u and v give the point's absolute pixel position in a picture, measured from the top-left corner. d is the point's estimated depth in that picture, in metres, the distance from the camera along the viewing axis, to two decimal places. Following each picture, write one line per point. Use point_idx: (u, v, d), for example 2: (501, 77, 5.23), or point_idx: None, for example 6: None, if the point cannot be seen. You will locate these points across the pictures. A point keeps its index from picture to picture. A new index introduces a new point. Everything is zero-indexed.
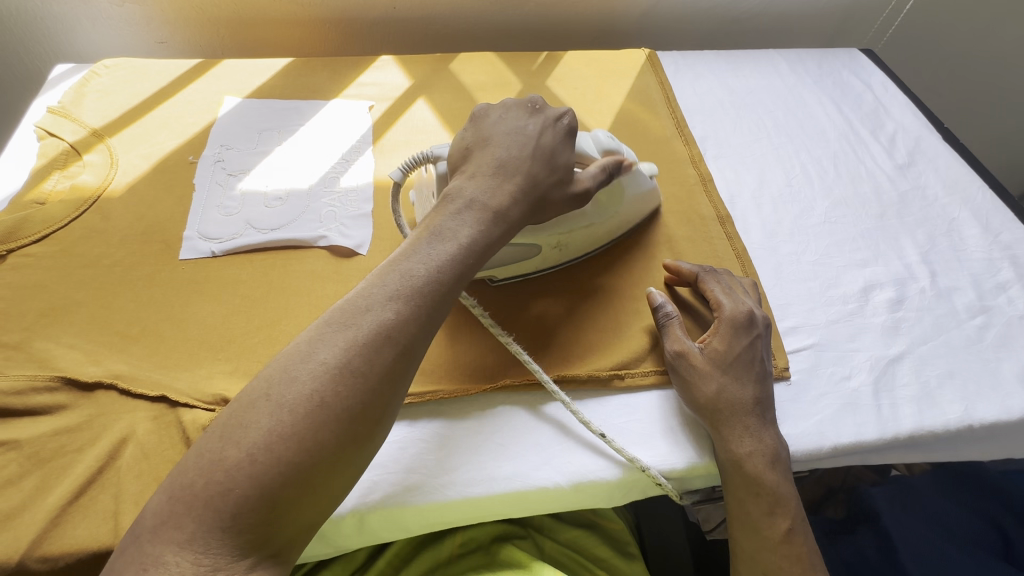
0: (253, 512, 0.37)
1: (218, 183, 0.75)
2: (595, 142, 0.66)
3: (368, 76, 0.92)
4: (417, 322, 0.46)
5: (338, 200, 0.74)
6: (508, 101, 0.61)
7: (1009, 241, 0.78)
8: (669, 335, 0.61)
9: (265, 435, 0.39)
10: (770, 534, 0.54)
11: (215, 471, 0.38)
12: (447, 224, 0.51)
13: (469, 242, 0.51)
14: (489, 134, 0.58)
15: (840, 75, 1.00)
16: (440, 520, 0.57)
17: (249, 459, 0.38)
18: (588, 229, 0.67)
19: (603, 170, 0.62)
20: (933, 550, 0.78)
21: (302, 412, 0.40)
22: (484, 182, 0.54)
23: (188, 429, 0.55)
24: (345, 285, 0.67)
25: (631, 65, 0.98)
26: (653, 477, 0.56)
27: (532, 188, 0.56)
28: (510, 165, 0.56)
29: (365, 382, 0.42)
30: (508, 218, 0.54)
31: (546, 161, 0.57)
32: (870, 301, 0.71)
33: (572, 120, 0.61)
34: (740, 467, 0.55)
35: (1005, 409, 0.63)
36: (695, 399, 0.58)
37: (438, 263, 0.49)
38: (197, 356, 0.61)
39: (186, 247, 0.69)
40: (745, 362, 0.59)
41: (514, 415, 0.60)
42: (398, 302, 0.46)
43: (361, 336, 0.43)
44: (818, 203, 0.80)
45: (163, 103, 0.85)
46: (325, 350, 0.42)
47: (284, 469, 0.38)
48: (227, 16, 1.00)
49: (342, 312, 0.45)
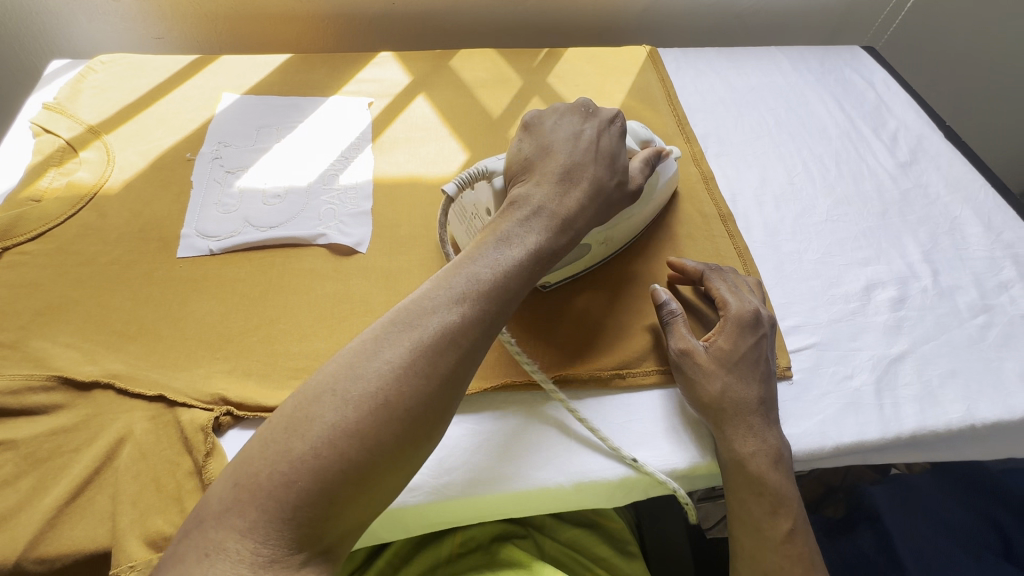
0: (314, 506, 0.37)
1: (216, 181, 0.75)
2: (633, 136, 0.67)
3: (368, 72, 0.91)
4: (481, 324, 0.45)
5: (338, 197, 0.74)
6: (567, 106, 0.61)
7: (1011, 239, 0.78)
8: (674, 333, 0.61)
9: (330, 431, 0.38)
10: (772, 535, 0.54)
11: (281, 464, 0.37)
12: (515, 229, 0.51)
13: (535, 248, 0.50)
14: (549, 142, 0.57)
15: (841, 72, 0.99)
16: (441, 519, 0.57)
17: (314, 454, 0.38)
18: (630, 220, 0.67)
19: (646, 163, 0.63)
20: (938, 554, 0.78)
21: (367, 411, 0.39)
22: (551, 188, 0.54)
23: (186, 429, 0.54)
24: (345, 283, 0.66)
25: (633, 62, 0.97)
26: (657, 479, 0.56)
27: (598, 193, 0.56)
28: (576, 173, 0.55)
29: (430, 385, 0.42)
30: (575, 226, 0.53)
31: (609, 167, 0.57)
32: (871, 300, 0.70)
33: (623, 123, 0.61)
34: (742, 467, 0.55)
35: (1008, 408, 0.63)
36: (698, 397, 0.57)
37: (504, 268, 0.48)
38: (195, 355, 0.60)
39: (184, 245, 0.68)
40: (750, 361, 0.59)
41: (516, 415, 0.59)
42: (463, 305, 0.45)
43: (428, 338, 0.43)
44: (820, 201, 0.80)
45: (161, 100, 0.84)
46: (390, 350, 0.42)
47: (347, 467, 0.38)
48: (224, 11, 0.99)
49: (408, 311, 0.44)
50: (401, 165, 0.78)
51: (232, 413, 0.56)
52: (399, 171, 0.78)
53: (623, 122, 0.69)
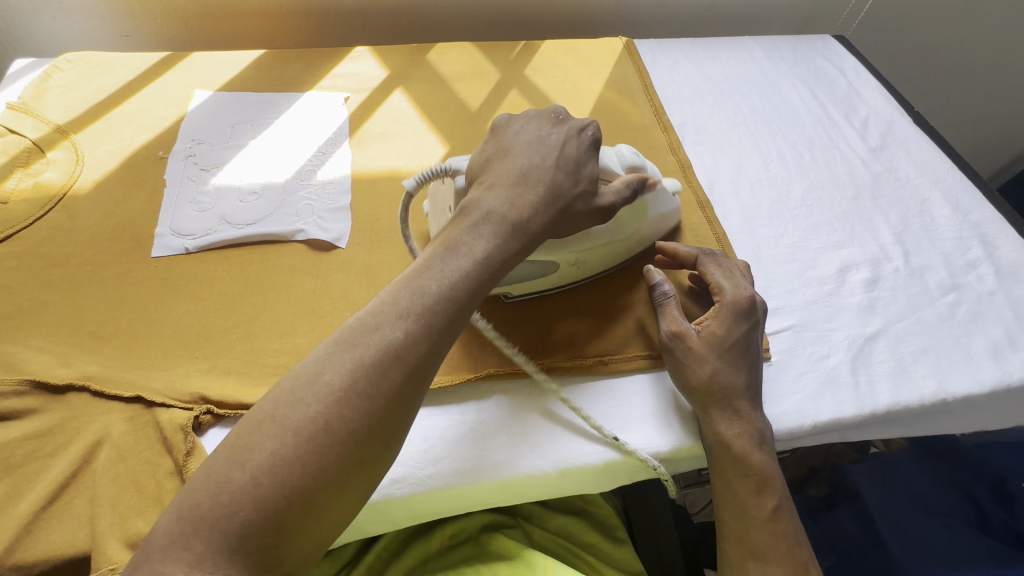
0: (258, 535, 0.37)
1: (190, 178, 0.73)
2: (619, 159, 0.64)
3: (344, 68, 0.90)
4: (427, 340, 0.45)
5: (316, 193, 0.73)
6: (533, 112, 0.61)
7: (978, 219, 0.80)
8: (665, 316, 0.61)
9: (270, 458, 0.38)
10: (757, 514, 0.55)
11: (222, 494, 0.37)
12: (464, 238, 0.51)
13: (484, 257, 0.50)
14: (510, 144, 0.58)
15: (813, 60, 1.01)
16: (428, 511, 0.57)
17: (255, 482, 0.38)
18: (608, 247, 0.65)
19: (628, 186, 0.60)
20: (909, 522, 0.80)
21: (306, 436, 0.39)
22: (505, 194, 0.53)
23: (165, 429, 0.54)
24: (324, 278, 0.66)
25: (609, 53, 0.98)
26: (646, 462, 0.57)
27: (555, 198, 0.54)
28: (532, 176, 0.55)
29: (373, 405, 0.41)
30: (528, 232, 0.53)
31: (571, 172, 0.56)
32: (846, 282, 0.72)
33: (597, 131, 0.59)
34: (726, 449, 0.56)
35: (977, 382, 0.65)
36: (688, 381, 0.58)
37: (451, 280, 0.48)
38: (173, 355, 0.59)
39: (158, 244, 0.67)
40: (742, 347, 0.59)
41: (500, 405, 0.59)
42: (407, 321, 0.45)
43: (369, 357, 0.42)
44: (795, 186, 0.82)
45: (131, 98, 0.83)
46: (331, 371, 0.42)
47: (289, 494, 0.38)
48: (195, 8, 0.98)
49: (352, 329, 0.44)
50: (379, 159, 0.78)
51: (213, 412, 0.55)
52: (377, 166, 0.77)
53: (614, 147, 0.66)
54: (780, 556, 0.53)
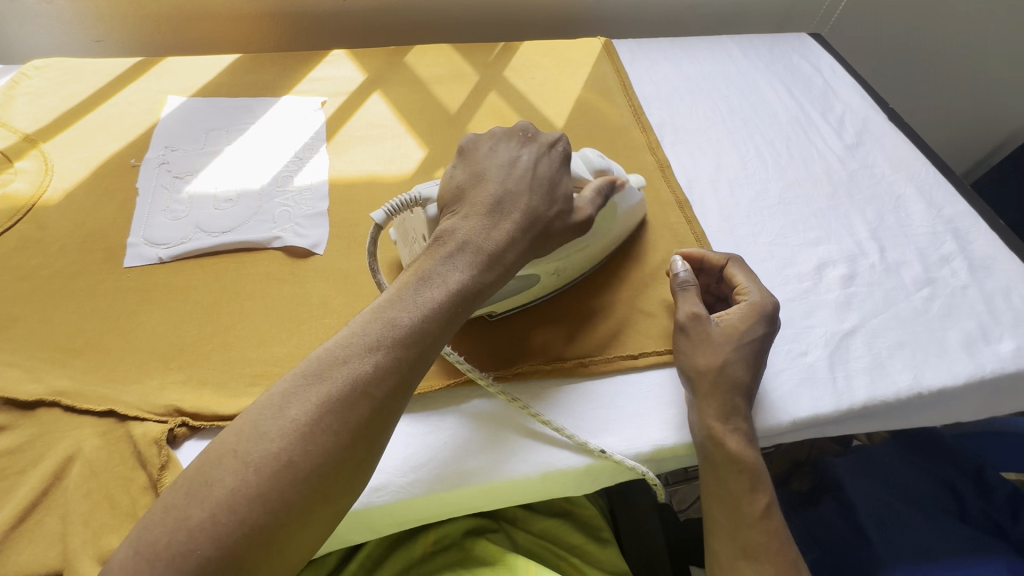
0: (215, 573, 0.37)
1: (164, 187, 0.72)
2: (585, 163, 0.66)
3: (320, 71, 0.89)
4: (395, 373, 0.45)
5: (293, 199, 0.72)
6: (499, 132, 0.61)
7: (952, 214, 0.81)
8: (685, 299, 0.63)
9: (230, 494, 0.39)
10: (750, 511, 0.55)
11: (179, 531, 0.38)
12: (438, 268, 0.51)
13: (458, 288, 0.50)
14: (482, 168, 0.57)
15: (790, 58, 1.02)
16: (410, 518, 0.56)
17: (212, 520, 0.38)
18: (583, 252, 0.65)
19: (598, 194, 0.62)
20: (894, 516, 0.80)
21: (269, 473, 0.40)
22: (478, 222, 0.53)
23: (139, 443, 0.53)
24: (302, 286, 0.65)
25: (588, 54, 0.98)
26: (620, 462, 0.57)
27: (531, 225, 0.55)
28: (507, 204, 0.55)
29: (339, 441, 0.42)
30: (503, 262, 0.53)
31: (547, 193, 0.57)
32: (823, 278, 0.73)
33: (566, 146, 0.61)
34: (721, 446, 0.56)
35: (951, 375, 0.66)
36: (697, 364, 0.59)
37: (422, 312, 0.48)
38: (146, 367, 0.58)
39: (131, 253, 0.66)
40: (757, 346, 0.60)
41: (480, 409, 0.59)
42: (377, 354, 0.45)
43: (336, 392, 0.43)
44: (773, 184, 0.82)
45: (102, 105, 0.81)
46: (297, 406, 0.42)
47: (250, 531, 0.39)
48: (168, 12, 0.96)
49: (320, 363, 0.44)
50: (357, 163, 0.77)
51: (188, 424, 0.54)
52: (354, 171, 0.76)
53: (579, 151, 0.68)
54: (772, 554, 0.54)
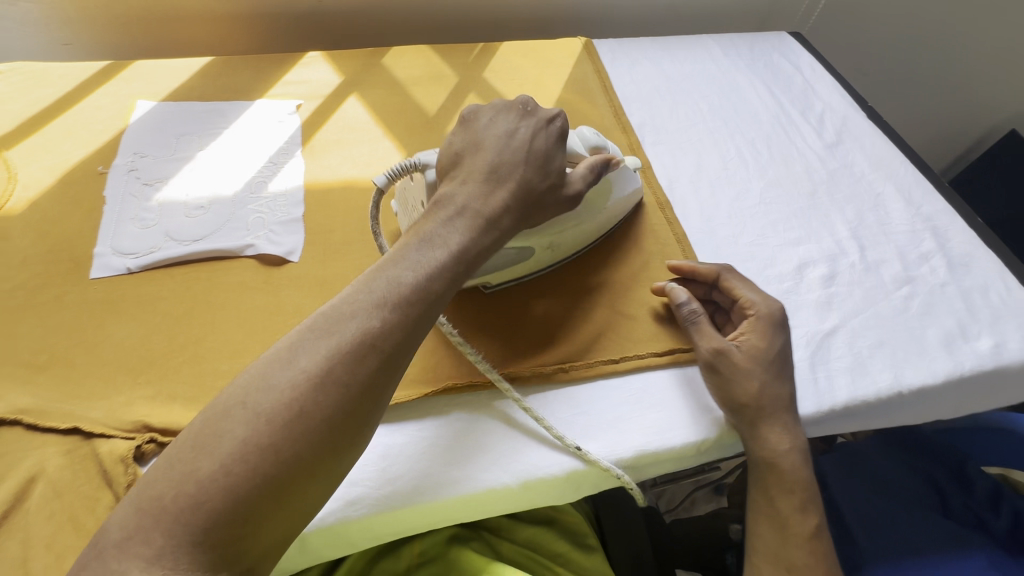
0: (228, 525, 0.37)
1: (132, 194, 0.70)
2: (582, 140, 0.66)
3: (295, 74, 0.87)
4: (403, 327, 0.45)
5: (267, 205, 0.71)
6: (500, 104, 0.60)
7: (930, 212, 0.81)
8: (701, 334, 0.60)
9: (241, 446, 0.38)
10: (798, 532, 0.56)
11: (188, 484, 0.37)
12: (437, 230, 0.50)
13: (459, 248, 0.50)
14: (481, 136, 0.57)
15: (770, 57, 1.02)
16: (388, 531, 0.55)
17: (223, 471, 0.37)
18: (578, 227, 0.66)
19: (591, 170, 0.62)
20: (878, 513, 0.80)
21: (280, 423, 0.39)
22: (476, 186, 0.53)
23: (105, 461, 0.51)
24: (276, 295, 0.64)
25: (568, 54, 0.97)
26: (605, 469, 0.56)
27: (526, 195, 0.55)
28: (502, 170, 0.55)
29: (348, 392, 0.42)
30: (500, 226, 0.53)
31: (542, 166, 0.57)
32: (804, 278, 0.73)
33: (563, 123, 0.61)
34: (775, 466, 0.57)
35: (931, 374, 0.66)
36: (738, 396, 0.57)
37: (426, 271, 0.48)
38: (114, 382, 0.56)
39: (98, 264, 0.64)
40: (782, 358, 0.59)
41: (460, 418, 0.58)
42: (383, 310, 0.45)
43: (346, 344, 0.42)
44: (753, 184, 0.82)
45: (68, 110, 0.79)
46: (306, 357, 0.41)
47: (263, 482, 0.38)
48: (137, 13, 0.94)
49: (326, 318, 0.44)
50: (333, 168, 0.76)
51: (157, 440, 0.53)
52: (330, 176, 0.75)
53: (574, 130, 0.69)
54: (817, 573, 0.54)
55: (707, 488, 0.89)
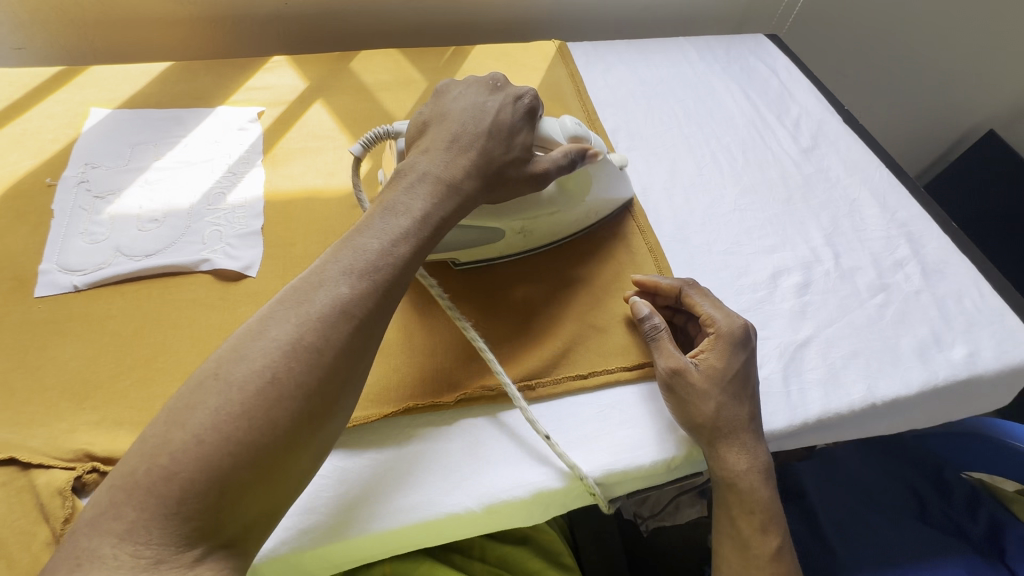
0: (201, 497, 0.36)
1: (82, 208, 0.67)
2: (561, 130, 0.63)
3: (259, 80, 0.85)
4: (372, 292, 0.44)
5: (225, 217, 0.68)
6: (470, 80, 0.60)
7: (905, 217, 0.81)
8: (660, 352, 0.59)
9: (213, 415, 0.37)
10: (760, 553, 0.55)
11: (160, 456, 0.36)
12: (403, 198, 0.50)
13: (423, 214, 0.49)
14: (446, 111, 0.56)
15: (747, 60, 1.01)
16: (346, 558, 0.53)
17: (196, 440, 0.36)
18: (553, 214, 0.65)
19: (566, 156, 0.60)
20: (856, 521, 0.79)
21: (252, 391, 0.38)
22: (440, 157, 0.53)
23: (42, 494, 0.48)
24: (232, 312, 0.61)
25: (542, 57, 0.95)
26: (586, 482, 0.54)
27: (489, 164, 0.54)
28: (465, 140, 0.54)
29: (322, 359, 0.41)
30: (462, 190, 0.52)
31: (505, 138, 0.56)
32: (778, 287, 0.71)
33: (533, 99, 0.59)
34: (734, 485, 0.56)
35: (905, 384, 0.65)
36: (692, 417, 0.56)
37: (394, 237, 0.47)
38: (56, 408, 0.54)
39: (44, 282, 0.61)
40: (741, 378, 0.57)
41: (423, 440, 0.56)
42: (352, 277, 0.44)
43: (314, 311, 0.42)
44: (727, 190, 0.81)
45: (17, 118, 0.76)
46: (276, 327, 0.41)
47: (234, 450, 0.37)
48: (95, 16, 0.91)
49: (297, 287, 0.43)
50: (296, 178, 0.73)
51: (99, 470, 0.50)
52: (292, 186, 0.72)
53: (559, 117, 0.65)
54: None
55: (692, 492, 0.86)
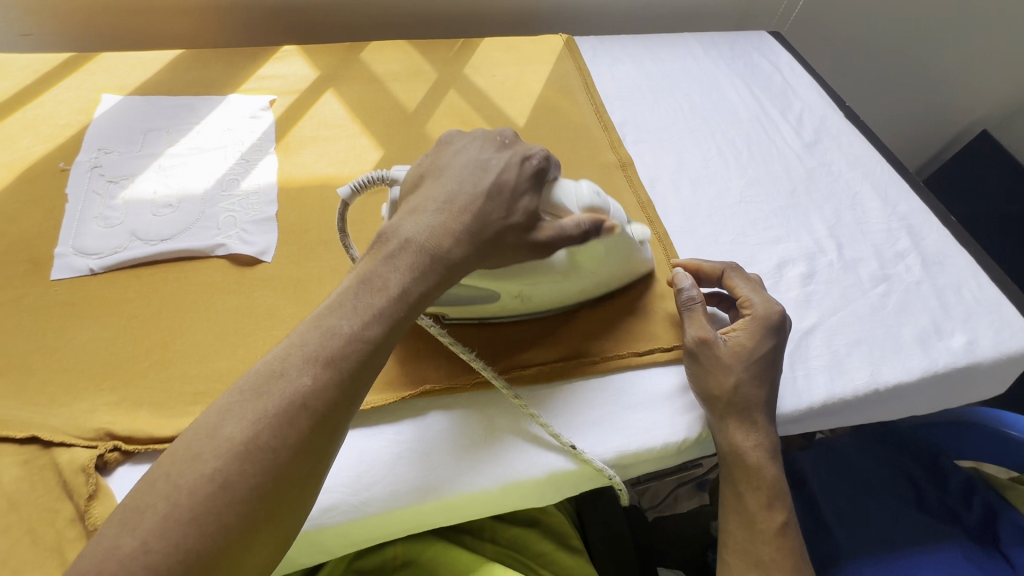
0: None
1: (96, 192, 0.67)
2: (575, 198, 0.57)
3: (269, 69, 0.85)
4: (336, 385, 0.41)
5: (239, 204, 0.69)
6: (478, 134, 0.58)
7: (906, 211, 0.83)
8: (691, 322, 0.60)
9: (162, 520, 0.35)
10: (765, 528, 0.56)
11: (108, 563, 0.33)
12: (381, 274, 0.47)
13: (400, 294, 0.46)
14: (443, 168, 0.54)
15: (751, 57, 1.03)
16: (364, 537, 0.55)
17: (145, 549, 0.34)
18: (556, 285, 0.60)
19: (578, 225, 0.54)
20: (856, 508, 0.81)
21: (200, 496, 0.36)
22: (428, 224, 0.49)
23: (65, 471, 0.49)
24: (248, 296, 0.62)
25: (550, 51, 0.96)
26: (597, 467, 0.55)
27: (480, 232, 0.51)
28: (458, 206, 0.51)
29: (276, 459, 0.38)
30: (447, 266, 0.49)
31: (503, 200, 0.52)
32: (783, 277, 0.73)
33: (543, 161, 0.56)
34: (740, 461, 0.57)
35: (906, 370, 0.67)
36: (709, 388, 0.58)
37: (365, 320, 0.44)
38: (76, 388, 0.54)
39: (59, 265, 0.62)
40: (767, 362, 0.59)
41: (438, 420, 0.57)
42: (317, 366, 0.41)
43: (272, 406, 0.39)
44: (733, 183, 0.82)
45: (28, 104, 0.76)
46: (232, 424, 0.39)
47: (184, 558, 0.35)
48: (104, 3, 0.91)
49: (259, 374, 0.41)
50: (308, 166, 0.74)
51: (121, 449, 0.51)
52: (305, 174, 0.73)
53: (577, 182, 0.59)
54: (785, 569, 0.55)
55: (690, 484, 0.89)
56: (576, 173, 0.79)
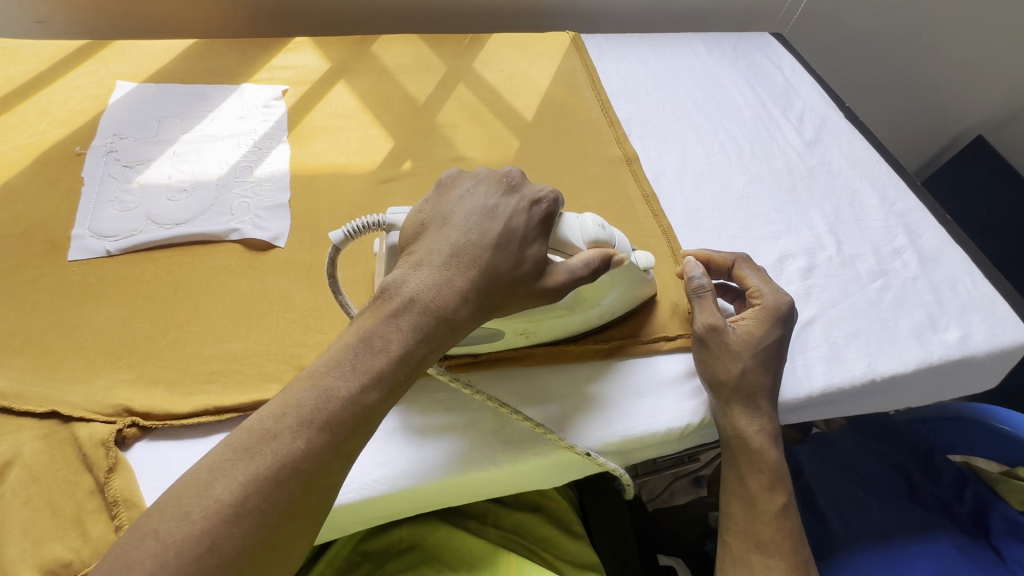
0: None
1: (112, 176, 0.69)
2: (580, 231, 0.55)
3: (282, 59, 0.86)
4: (332, 450, 0.41)
5: (252, 190, 0.70)
6: (483, 173, 0.54)
7: (903, 209, 0.85)
8: (701, 309, 0.61)
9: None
10: (766, 510, 0.58)
11: None
12: (380, 331, 0.45)
13: (399, 354, 0.45)
14: (450, 213, 0.51)
15: (753, 57, 1.05)
16: (377, 515, 0.56)
17: None
18: (560, 321, 0.59)
19: (586, 267, 0.52)
20: (851, 498, 0.82)
21: (187, 559, 0.35)
22: (432, 278, 0.47)
23: (85, 445, 0.50)
24: (261, 279, 0.63)
25: (557, 48, 0.98)
26: (580, 451, 0.56)
27: (487, 286, 0.49)
28: (465, 257, 0.48)
29: (265, 522, 0.38)
30: (450, 324, 0.47)
31: (513, 252, 0.49)
32: (784, 270, 0.75)
33: (553, 205, 0.52)
34: (743, 445, 0.58)
35: (902, 362, 0.69)
36: (716, 373, 0.59)
37: (362, 382, 0.43)
38: (94, 365, 0.55)
39: (76, 246, 0.63)
40: (773, 351, 0.61)
41: (448, 399, 0.58)
42: (310, 430, 0.40)
43: (263, 469, 0.39)
44: (736, 179, 0.84)
45: (43, 89, 0.77)
46: (222, 484, 0.38)
47: None
48: None
49: (251, 433, 0.40)
50: (320, 155, 0.75)
51: (138, 425, 0.52)
52: (317, 162, 0.74)
53: (580, 214, 0.57)
54: (783, 550, 0.56)
55: (687, 481, 0.94)
56: (583, 167, 0.80)
